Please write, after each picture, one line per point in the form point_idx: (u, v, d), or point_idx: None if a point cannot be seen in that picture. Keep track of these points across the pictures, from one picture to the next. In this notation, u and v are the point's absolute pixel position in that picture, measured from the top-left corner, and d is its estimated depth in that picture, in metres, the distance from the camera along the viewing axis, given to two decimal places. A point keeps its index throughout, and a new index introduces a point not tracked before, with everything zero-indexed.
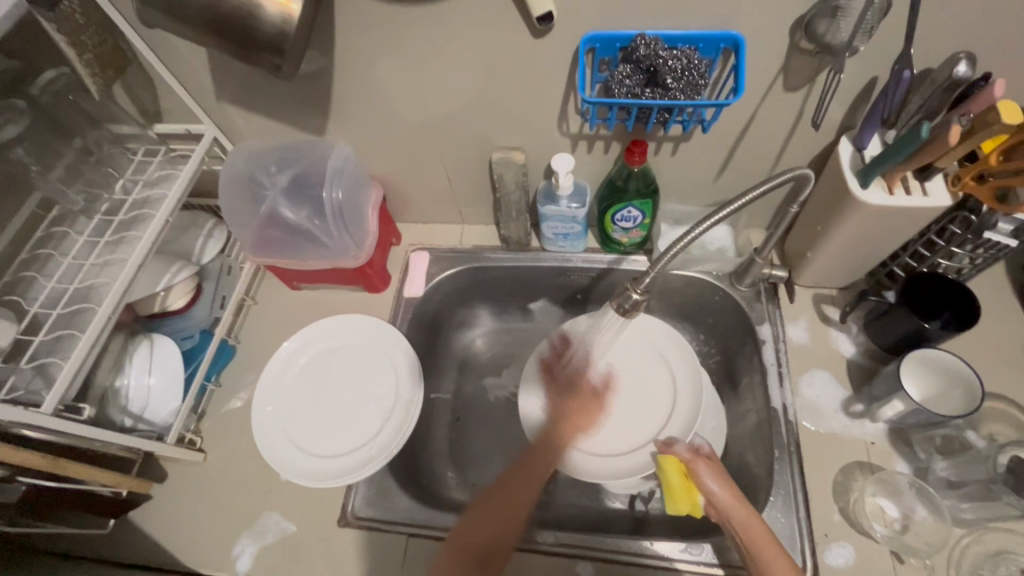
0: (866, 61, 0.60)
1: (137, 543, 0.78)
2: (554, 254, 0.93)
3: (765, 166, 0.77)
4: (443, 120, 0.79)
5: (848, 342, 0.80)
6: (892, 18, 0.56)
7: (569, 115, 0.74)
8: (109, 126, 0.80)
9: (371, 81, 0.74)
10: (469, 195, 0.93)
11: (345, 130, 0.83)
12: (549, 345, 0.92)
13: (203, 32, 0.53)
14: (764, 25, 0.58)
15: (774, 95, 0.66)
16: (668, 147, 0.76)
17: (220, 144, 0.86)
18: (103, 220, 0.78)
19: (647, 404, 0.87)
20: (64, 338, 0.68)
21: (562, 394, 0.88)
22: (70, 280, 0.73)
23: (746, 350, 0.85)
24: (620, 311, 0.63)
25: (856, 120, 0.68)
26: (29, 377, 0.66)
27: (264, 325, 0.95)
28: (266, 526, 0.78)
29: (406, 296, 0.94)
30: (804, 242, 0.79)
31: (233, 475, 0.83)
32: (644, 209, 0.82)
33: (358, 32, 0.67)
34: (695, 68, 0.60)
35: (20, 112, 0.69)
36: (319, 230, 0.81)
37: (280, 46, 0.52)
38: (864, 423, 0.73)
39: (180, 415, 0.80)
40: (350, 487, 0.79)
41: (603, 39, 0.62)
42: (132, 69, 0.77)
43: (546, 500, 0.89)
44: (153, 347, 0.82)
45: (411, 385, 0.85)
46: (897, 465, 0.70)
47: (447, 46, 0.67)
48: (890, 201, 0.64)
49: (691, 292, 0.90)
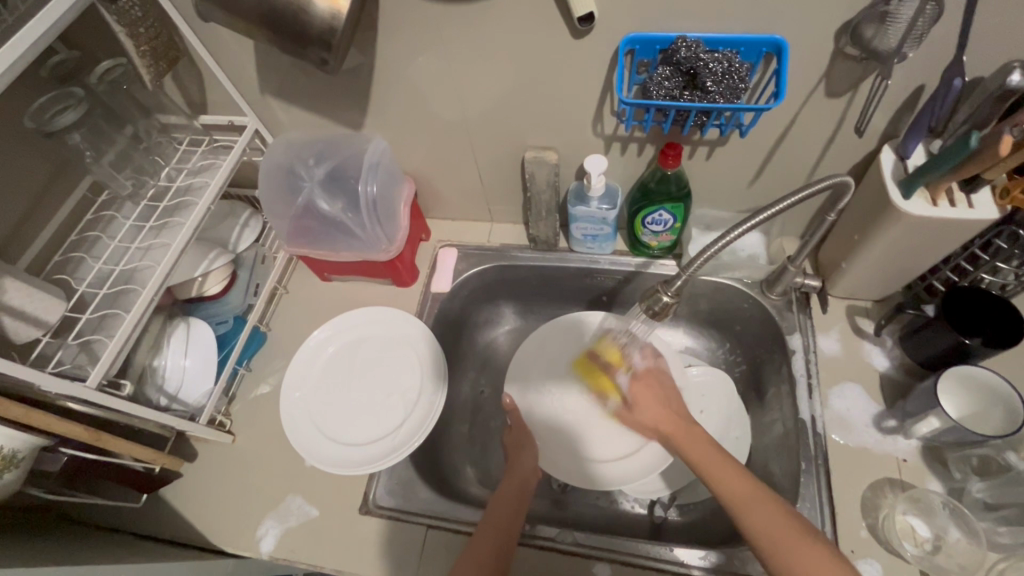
0: (914, 68, 0.59)
1: (166, 519, 0.81)
2: (582, 255, 0.93)
3: (802, 172, 0.76)
4: (478, 119, 0.80)
5: (882, 356, 0.78)
6: (944, 24, 0.55)
7: (604, 116, 0.74)
8: (158, 116, 0.84)
9: (410, 78, 0.75)
10: (500, 194, 0.94)
11: (382, 125, 0.84)
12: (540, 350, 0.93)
13: (255, 25, 0.54)
14: (809, 30, 0.58)
15: (816, 101, 0.65)
16: (703, 151, 0.76)
17: (261, 136, 0.88)
18: (149, 206, 0.81)
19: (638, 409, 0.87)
20: (109, 317, 0.72)
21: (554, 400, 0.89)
22: (116, 262, 0.77)
23: (774, 360, 0.84)
24: (649, 313, 0.63)
25: (900, 129, 0.67)
26: (74, 353, 0.69)
27: (294, 314, 0.98)
28: (290, 509, 0.80)
29: (433, 291, 0.95)
30: (840, 252, 0.77)
31: (260, 458, 0.85)
32: (675, 212, 0.81)
33: (401, 29, 0.68)
34: (736, 71, 0.59)
35: (77, 100, 0.72)
36: (353, 223, 0.83)
37: (328, 40, 0.54)
38: (896, 439, 0.72)
39: (212, 398, 0.82)
40: (372, 476, 0.80)
41: (643, 40, 0.62)
42: (182, 62, 0.80)
43: (564, 501, 0.89)
44: (190, 330, 0.85)
45: (435, 378, 0.86)
46: (929, 483, 0.68)
47: (486, 44, 0.68)
48: (934, 212, 0.62)
49: (720, 298, 0.89)
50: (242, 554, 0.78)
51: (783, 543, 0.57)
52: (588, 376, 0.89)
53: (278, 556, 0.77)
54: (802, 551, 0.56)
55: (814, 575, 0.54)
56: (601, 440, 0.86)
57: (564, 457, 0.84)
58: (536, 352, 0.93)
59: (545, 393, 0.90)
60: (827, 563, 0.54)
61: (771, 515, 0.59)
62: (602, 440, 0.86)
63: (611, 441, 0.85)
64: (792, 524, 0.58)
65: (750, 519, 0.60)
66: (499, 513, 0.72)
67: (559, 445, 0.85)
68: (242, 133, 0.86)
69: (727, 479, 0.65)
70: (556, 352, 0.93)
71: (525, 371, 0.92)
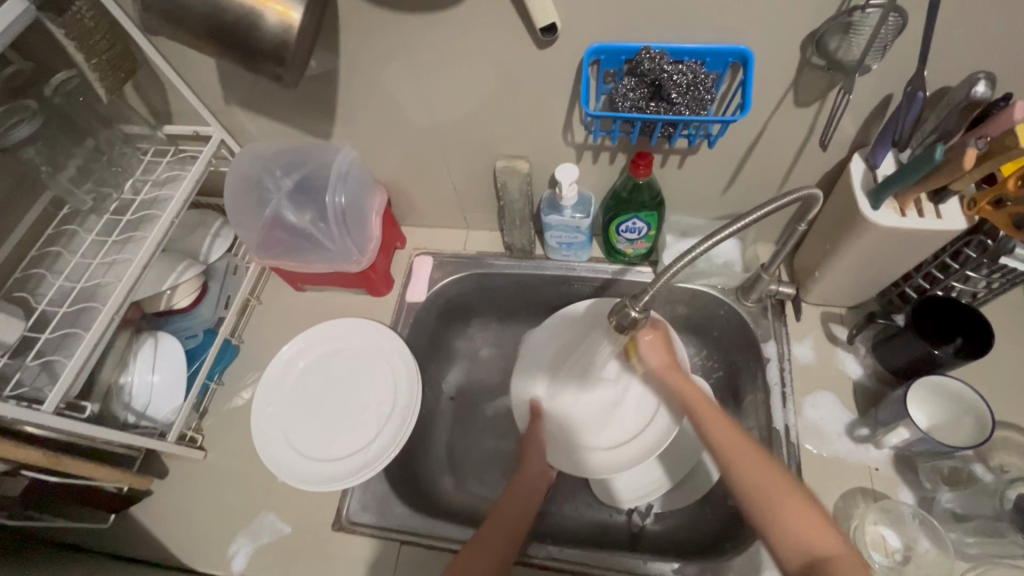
0: (882, 78, 0.58)
1: (136, 538, 0.80)
2: (558, 263, 0.93)
3: (775, 180, 0.75)
4: (447, 126, 0.78)
5: (856, 364, 0.78)
6: (910, 34, 0.54)
7: (573, 126, 0.73)
8: (121, 126, 0.82)
9: (377, 87, 0.74)
10: (474, 201, 0.93)
11: (351, 134, 0.83)
12: (543, 343, 0.93)
13: (205, 40, 0.53)
14: (775, 40, 0.57)
15: (785, 110, 0.65)
16: (675, 160, 0.75)
17: (227, 146, 0.86)
18: (111, 220, 0.79)
19: (636, 396, 0.85)
20: (69, 336, 0.70)
21: (558, 396, 0.89)
22: (77, 279, 0.75)
23: (751, 368, 0.83)
24: (618, 328, 0.62)
25: (869, 137, 0.66)
26: (35, 373, 0.68)
27: (268, 325, 0.96)
28: (262, 526, 0.79)
29: (408, 300, 0.93)
30: (813, 259, 0.77)
31: (233, 475, 0.84)
32: (648, 221, 0.80)
33: (364, 37, 0.67)
34: (701, 83, 0.58)
35: (32, 113, 0.69)
36: (323, 234, 0.81)
37: (281, 55, 0.52)
38: (868, 448, 0.71)
39: (181, 413, 0.81)
40: (346, 491, 0.79)
41: (608, 51, 0.61)
42: (142, 72, 0.78)
43: (542, 509, 0.89)
44: (157, 345, 0.84)
45: (409, 389, 0.85)
46: (900, 493, 0.68)
47: (452, 53, 0.67)
48: (902, 222, 0.61)
49: (697, 305, 0.89)
50: (213, 572, 0.77)
51: (776, 500, 0.56)
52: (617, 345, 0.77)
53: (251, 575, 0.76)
54: (797, 512, 0.55)
55: (804, 531, 0.53)
56: (608, 427, 0.85)
57: (576, 456, 0.83)
58: (533, 360, 0.93)
59: (553, 391, 0.90)
60: (821, 524, 0.53)
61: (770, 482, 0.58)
62: (609, 427, 0.85)
63: (617, 424, 0.85)
64: (778, 476, 0.58)
65: (749, 475, 0.59)
66: (508, 508, 0.75)
67: (564, 439, 0.85)
68: (207, 143, 0.84)
69: (726, 437, 0.63)
70: (558, 344, 0.92)
71: (530, 374, 0.92)
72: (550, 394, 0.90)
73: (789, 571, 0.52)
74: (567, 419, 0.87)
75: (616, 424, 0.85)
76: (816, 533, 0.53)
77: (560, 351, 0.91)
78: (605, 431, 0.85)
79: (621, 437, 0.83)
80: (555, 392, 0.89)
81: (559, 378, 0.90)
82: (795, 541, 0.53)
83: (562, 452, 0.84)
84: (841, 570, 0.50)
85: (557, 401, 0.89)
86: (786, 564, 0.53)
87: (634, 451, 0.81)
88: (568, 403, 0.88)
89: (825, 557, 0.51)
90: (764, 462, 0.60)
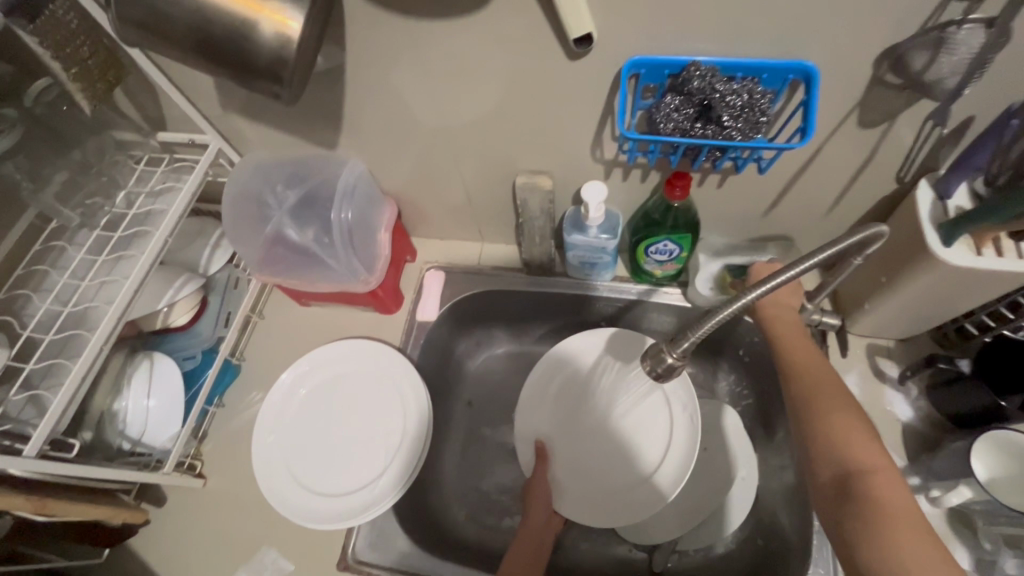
0: (965, 101, 0.51)
1: (134, 571, 0.76)
2: (579, 282, 0.86)
3: (824, 203, 0.68)
4: (463, 138, 0.72)
5: (905, 405, 0.71)
6: (1009, 52, 0.46)
7: (603, 142, 0.66)
8: (111, 133, 0.76)
9: (388, 96, 0.67)
10: (490, 214, 0.86)
11: (359, 144, 0.76)
12: (549, 375, 0.85)
13: (192, 54, 0.46)
14: (844, 55, 0.49)
15: (846, 131, 0.57)
16: (714, 179, 0.68)
17: (226, 154, 0.80)
18: (102, 236, 0.74)
19: (647, 438, 0.80)
20: (56, 366, 0.66)
21: (566, 435, 0.83)
22: (65, 301, 0.70)
23: (787, 400, 0.78)
24: (653, 374, 0.56)
25: (940, 162, 0.59)
26: (21, 406, 0.64)
27: (270, 342, 0.91)
28: (264, 563, 0.75)
29: (418, 319, 0.88)
30: (862, 290, 0.70)
31: (233, 505, 0.79)
32: (681, 243, 0.74)
33: (372, 42, 0.60)
34: (757, 104, 0.51)
35: (10, 124, 0.63)
36: (326, 253, 0.75)
37: (278, 73, 0.46)
38: (920, 500, 0.65)
39: (178, 442, 0.76)
40: (352, 527, 0.75)
41: (650, 64, 0.54)
42: (132, 76, 0.71)
43: (558, 543, 0.84)
44: (153, 367, 0.79)
45: (419, 418, 0.80)
46: (956, 554, 0.62)
47: (470, 63, 0.60)
48: (977, 263, 0.54)
49: (729, 331, 0.83)
50: None
51: (825, 413, 0.57)
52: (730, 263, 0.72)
53: None
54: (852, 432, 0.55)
55: (846, 447, 0.54)
56: (618, 472, 0.80)
57: (584, 503, 0.79)
58: (540, 394, 0.85)
59: (561, 428, 0.83)
60: (870, 447, 0.53)
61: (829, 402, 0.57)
62: (618, 470, 0.80)
63: (626, 468, 0.80)
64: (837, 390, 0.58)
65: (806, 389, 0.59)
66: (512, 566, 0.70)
67: (572, 483, 0.80)
68: (204, 152, 0.78)
69: (793, 348, 0.64)
70: (567, 377, 0.85)
71: (535, 410, 0.84)
72: (557, 435, 0.83)
73: (821, 482, 0.54)
74: (574, 460, 0.82)
75: (625, 468, 0.80)
76: (858, 443, 0.54)
77: (569, 385, 0.85)
78: (614, 476, 0.80)
79: (630, 483, 0.79)
80: (564, 430, 0.83)
81: (567, 417, 0.84)
82: (832, 450, 0.54)
83: (569, 500, 0.79)
84: (877, 483, 0.51)
85: (566, 440, 0.83)
86: (819, 476, 0.55)
87: (643, 500, 0.78)
88: (575, 444, 0.82)
89: (861, 471, 0.52)
90: (831, 384, 0.59)
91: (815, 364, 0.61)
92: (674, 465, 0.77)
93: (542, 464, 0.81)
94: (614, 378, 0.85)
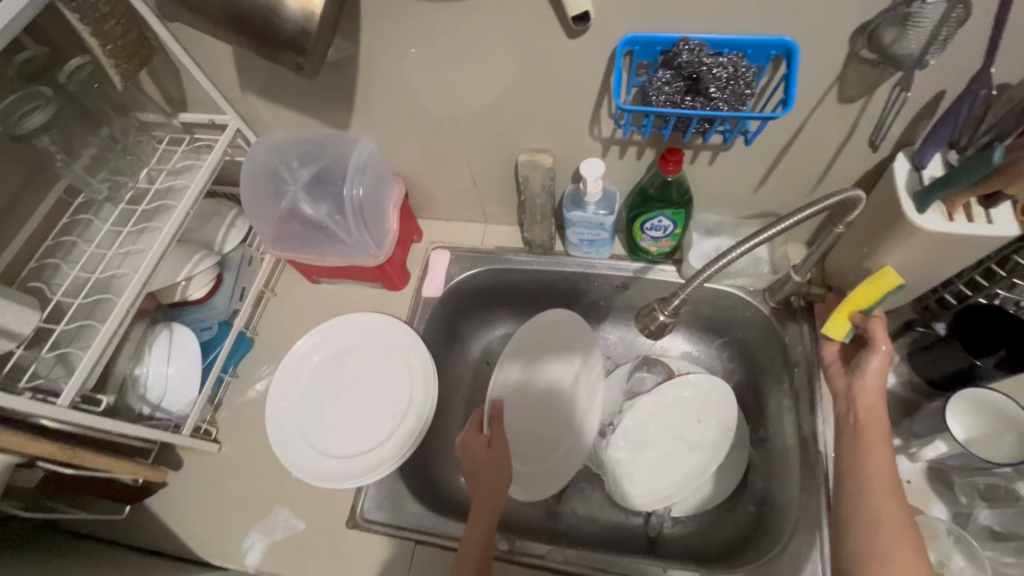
0: (934, 75, 0.55)
1: (152, 531, 0.79)
2: (578, 260, 0.90)
3: (810, 179, 0.72)
4: (469, 119, 0.76)
5: (890, 373, 0.73)
6: (972, 26, 0.50)
7: (601, 120, 0.70)
8: (136, 114, 0.81)
9: (398, 76, 0.71)
10: (494, 195, 0.90)
11: (370, 125, 0.80)
12: (526, 340, 0.89)
13: (223, 26, 0.50)
14: (822, 32, 0.53)
15: (827, 106, 0.61)
16: (705, 156, 0.72)
17: (243, 135, 0.84)
18: (127, 210, 0.78)
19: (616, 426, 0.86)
20: (85, 328, 0.70)
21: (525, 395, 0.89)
22: (93, 269, 0.74)
23: (776, 370, 0.82)
24: (646, 331, 0.63)
25: (916, 136, 0.63)
26: (50, 365, 0.68)
27: (283, 318, 0.95)
28: (277, 521, 0.78)
29: (424, 296, 0.92)
30: (847, 263, 0.74)
31: (247, 469, 0.83)
32: (675, 218, 0.78)
33: (385, 23, 0.64)
34: (742, 77, 0.55)
35: (46, 100, 0.68)
36: (338, 227, 0.79)
37: (301, 44, 0.50)
38: (901, 459, 0.69)
39: (196, 407, 0.80)
40: (361, 488, 0.78)
41: (643, 42, 0.58)
42: (158, 58, 0.76)
43: (557, 510, 0.87)
44: (173, 336, 0.83)
45: (425, 388, 0.84)
46: (934, 508, 0.65)
47: (476, 43, 0.64)
48: (949, 228, 0.58)
49: (721, 307, 0.87)
50: (227, 566, 0.77)
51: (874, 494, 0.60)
52: (865, 295, 0.65)
53: (264, 570, 0.76)
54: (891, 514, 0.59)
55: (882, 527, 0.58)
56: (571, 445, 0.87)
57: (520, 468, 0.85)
58: (514, 353, 0.89)
59: (524, 392, 0.89)
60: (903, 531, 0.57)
61: (869, 397, 0.66)
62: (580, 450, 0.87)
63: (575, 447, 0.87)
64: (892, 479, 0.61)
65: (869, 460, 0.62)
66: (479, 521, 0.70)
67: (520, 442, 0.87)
68: (223, 132, 0.82)
69: (868, 421, 0.65)
70: (548, 352, 0.91)
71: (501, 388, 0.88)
72: (521, 413, 0.88)
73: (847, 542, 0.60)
74: (525, 426, 0.88)
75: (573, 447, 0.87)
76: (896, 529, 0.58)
77: (541, 357, 0.91)
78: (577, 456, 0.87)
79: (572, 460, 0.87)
80: (524, 394, 0.89)
81: (535, 391, 0.90)
82: (864, 522, 0.59)
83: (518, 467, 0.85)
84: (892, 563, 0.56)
85: (523, 403, 0.88)
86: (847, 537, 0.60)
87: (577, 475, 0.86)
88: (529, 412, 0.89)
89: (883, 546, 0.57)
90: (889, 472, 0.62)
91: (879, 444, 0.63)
92: (645, 446, 0.84)
93: (496, 424, 0.78)
94: (579, 365, 0.91)
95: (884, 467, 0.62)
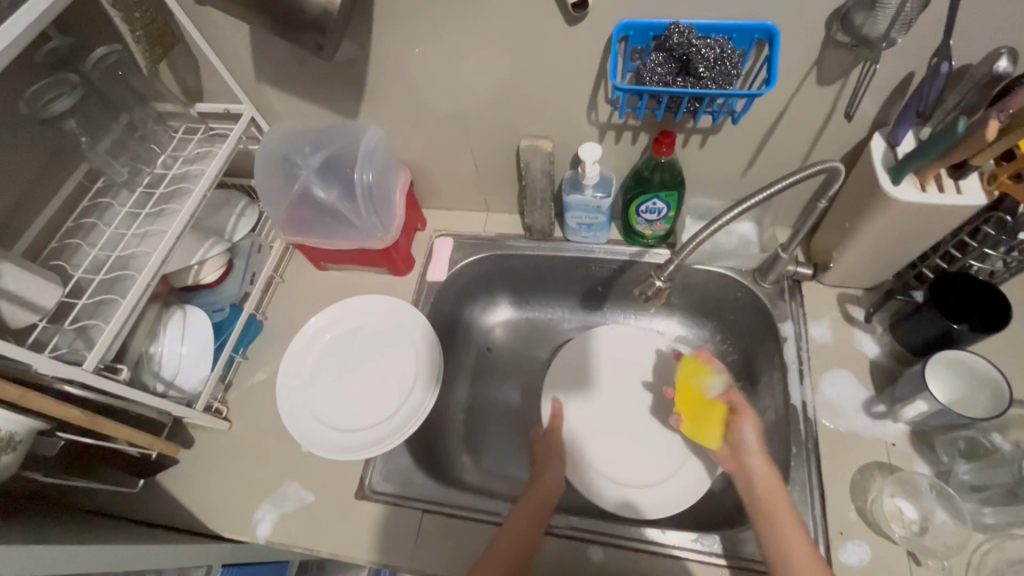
0: (902, 57, 0.60)
1: (163, 505, 0.81)
2: (576, 245, 0.94)
3: (794, 160, 0.77)
4: (473, 107, 0.80)
5: (872, 343, 0.79)
6: (934, 10, 0.55)
7: (598, 105, 0.75)
8: (154, 104, 0.84)
9: (407, 66, 0.76)
10: (495, 183, 0.94)
11: (379, 114, 0.85)
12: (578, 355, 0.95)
13: (252, 9, 0.55)
14: (800, 16, 0.59)
15: (807, 89, 0.66)
16: (696, 140, 0.76)
17: (256, 124, 0.88)
18: (144, 193, 0.81)
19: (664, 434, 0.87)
20: (105, 303, 0.71)
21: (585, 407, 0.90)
22: (112, 249, 0.76)
23: (766, 346, 0.86)
24: (642, 298, 0.67)
25: (890, 117, 0.67)
26: (71, 338, 0.69)
27: (291, 303, 0.98)
28: (287, 495, 0.81)
29: (429, 280, 0.95)
30: (831, 240, 0.78)
31: (257, 446, 0.85)
32: (668, 201, 0.82)
33: (396, 13, 0.69)
34: (728, 58, 0.60)
35: (72, 87, 0.71)
36: (349, 211, 0.83)
37: (324, 24, 0.54)
38: (885, 423, 0.72)
39: (208, 384, 0.83)
40: (369, 462, 0.81)
41: (637, 27, 0.63)
42: (178, 49, 0.80)
43: None
44: (186, 318, 0.85)
45: (431, 367, 0.87)
46: (917, 466, 0.69)
47: (480, 32, 0.69)
48: (922, 198, 0.63)
49: (713, 288, 0.90)
50: (238, 538, 0.78)
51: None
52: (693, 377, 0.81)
53: (276, 541, 0.78)
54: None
55: None
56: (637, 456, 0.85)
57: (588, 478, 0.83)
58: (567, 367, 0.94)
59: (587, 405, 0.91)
60: None
61: (763, 477, 0.68)
62: (622, 460, 0.85)
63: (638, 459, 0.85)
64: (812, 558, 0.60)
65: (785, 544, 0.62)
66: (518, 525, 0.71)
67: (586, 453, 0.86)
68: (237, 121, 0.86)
69: (770, 497, 0.66)
70: (601, 366, 0.94)
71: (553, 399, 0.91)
72: (565, 436, 0.87)
73: None
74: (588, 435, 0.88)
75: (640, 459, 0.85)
76: None
77: (597, 370, 0.93)
78: (625, 463, 0.85)
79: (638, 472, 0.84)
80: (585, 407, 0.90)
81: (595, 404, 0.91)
82: None
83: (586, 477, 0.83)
84: None
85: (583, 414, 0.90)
86: None
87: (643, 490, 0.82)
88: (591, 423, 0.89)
89: None
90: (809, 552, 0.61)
91: (787, 525, 0.63)
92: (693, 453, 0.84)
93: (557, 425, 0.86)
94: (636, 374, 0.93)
95: (801, 547, 0.61)
